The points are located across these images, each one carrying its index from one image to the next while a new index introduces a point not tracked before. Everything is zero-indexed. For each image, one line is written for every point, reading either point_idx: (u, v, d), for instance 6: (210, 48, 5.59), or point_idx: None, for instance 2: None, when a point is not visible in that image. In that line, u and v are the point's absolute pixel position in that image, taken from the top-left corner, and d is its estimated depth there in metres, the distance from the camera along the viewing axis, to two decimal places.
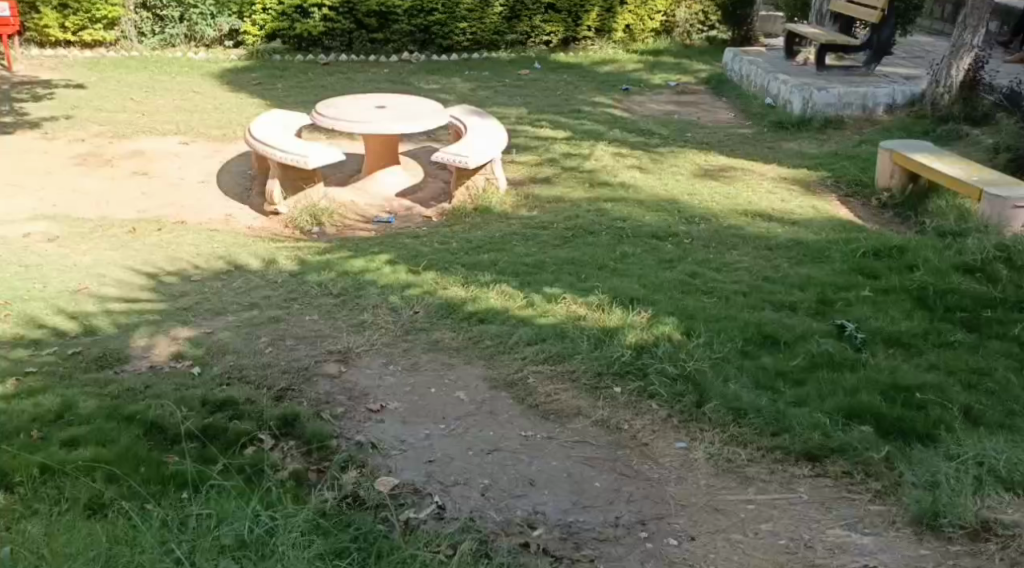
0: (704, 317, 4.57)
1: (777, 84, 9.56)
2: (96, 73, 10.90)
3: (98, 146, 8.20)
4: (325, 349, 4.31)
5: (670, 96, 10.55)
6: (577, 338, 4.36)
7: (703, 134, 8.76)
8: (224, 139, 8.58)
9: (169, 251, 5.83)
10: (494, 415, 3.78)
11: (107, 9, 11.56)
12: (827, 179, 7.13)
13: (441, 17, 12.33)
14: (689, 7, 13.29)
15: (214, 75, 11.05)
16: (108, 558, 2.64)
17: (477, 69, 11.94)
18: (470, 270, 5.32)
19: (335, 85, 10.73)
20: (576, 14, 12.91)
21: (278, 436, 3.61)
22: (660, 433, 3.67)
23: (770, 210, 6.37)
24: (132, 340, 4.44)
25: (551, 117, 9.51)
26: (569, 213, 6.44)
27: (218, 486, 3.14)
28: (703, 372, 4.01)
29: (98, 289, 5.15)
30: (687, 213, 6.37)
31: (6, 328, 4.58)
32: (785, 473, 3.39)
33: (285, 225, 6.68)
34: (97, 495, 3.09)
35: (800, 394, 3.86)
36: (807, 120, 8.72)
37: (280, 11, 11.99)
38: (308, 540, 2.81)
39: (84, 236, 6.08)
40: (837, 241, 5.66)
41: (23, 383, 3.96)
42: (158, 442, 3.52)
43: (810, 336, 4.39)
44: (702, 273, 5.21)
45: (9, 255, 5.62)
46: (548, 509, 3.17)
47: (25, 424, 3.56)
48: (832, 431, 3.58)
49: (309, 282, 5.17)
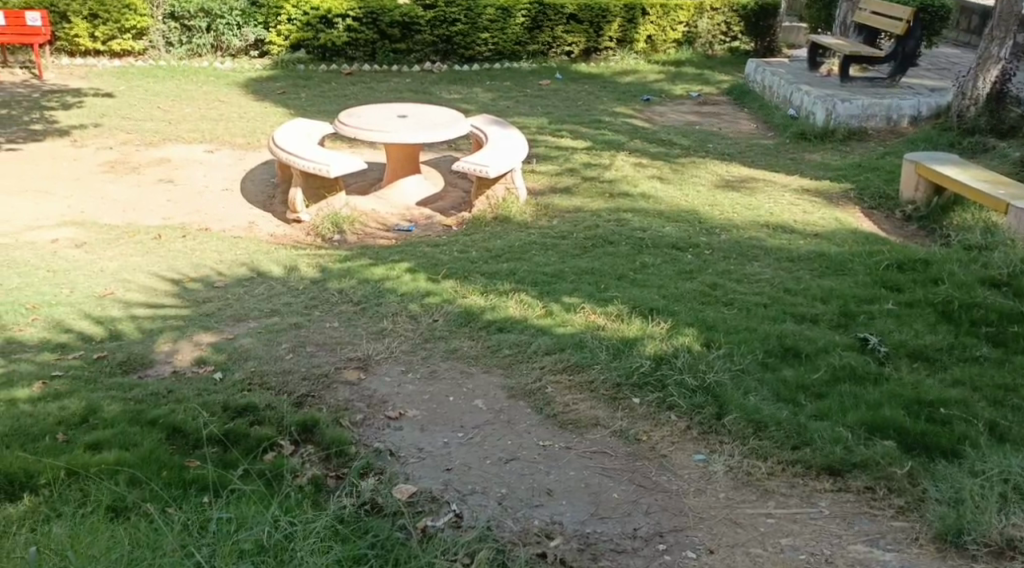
0: (724, 329, 4.55)
1: (799, 95, 9.52)
2: (123, 82, 11.05)
3: (125, 154, 8.30)
4: (345, 356, 4.33)
5: (691, 106, 10.54)
6: (596, 348, 4.36)
7: (725, 145, 8.73)
8: (248, 147, 8.66)
9: (193, 258, 5.88)
10: (512, 424, 3.78)
11: (135, 19, 11.74)
12: (850, 191, 7.08)
13: (463, 27, 12.39)
14: (711, 19, 13.34)
15: (240, 84, 11.17)
16: (131, 560, 2.66)
17: (498, 79, 12.00)
18: (489, 279, 5.34)
19: (358, 94, 10.80)
20: (598, 26, 12.86)
21: (298, 441, 3.64)
22: (679, 445, 3.65)
23: (791, 222, 6.34)
24: (156, 345, 4.48)
25: (572, 127, 9.52)
26: (589, 222, 6.45)
27: (239, 491, 3.18)
28: (723, 384, 3.99)
29: (123, 295, 5.21)
30: (708, 224, 6.35)
31: (34, 332, 4.64)
32: (806, 487, 3.36)
33: (307, 232, 6.73)
34: (120, 497, 3.12)
35: (822, 407, 3.84)
36: (831, 131, 8.68)
37: (304, 21, 12.11)
38: (327, 546, 2.83)
39: (110, 241, 6.15)
40: (860, 253, 5.62)
41: (48, 386, 4.01)
42: (180, 446, 3.55)
43: (832, 349, 4.35)
44: (723, 284, 5.19)
45: (37, 260, 5.71)
46: (565, 520, 3.16)
47: (50, 427, 3.60)
48: (854, 445, 3.55)
49: (330, 290, 5.21)
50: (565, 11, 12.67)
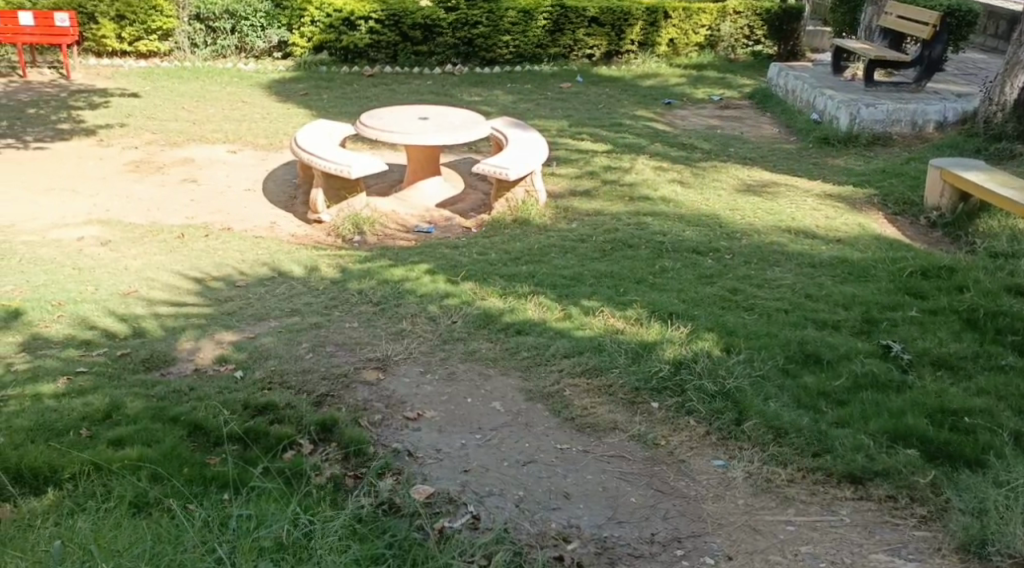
0: (745, 334, 4.52)
1: (822, 100, 9.45)
2: (148, 82, 11.16)
3: (149, 153, 8.37)
4: (364, 356, 4.35)
5: (713, 110, 10.49)
6: (615, 351, 4.34)
7: (746, 149, 8.69)
8: (270, 148, 8.71)
9: (215, 257, 5.92)
10: (530, 426, 3.78)
11: (161, 21, 11.81)
12: (873, 197, 7.02)
13: (485, 30, 12.42)
14: (734, 22, 13.29)
15: (263, 85, 11.26)
16: (153, 556, 2.69)
17: (520, 81, 12.00)
18: (508, 281, 5.34)
19: (380, 96, 10.85)
20: (619, 29, 12.85)
21: (317, 440, 3.65)
22: (697, 450, 3.63)
23: (813, 227, 6.30)
24: (179, 343, 4.52)
25: (593, 130, 9.51)
26: (608, 226, 6.43)
27: (259, 488, 3.19)
28: (743, 390, 3.97)
29: (147, 293, 5.25)
30: (729, 228, 6.33)
31: (60, 329, 4.69)
32: (826, 495, 3.34)
33: (328, 233, 6.76)
34: (143, 493, 3.15)
35: (843, 414, 3.81)
36: (855, 136, 8.62)
37: (327, 23, 12.18)
38: (345, 545, 2.85)
39: (134, 240, 6.20)
40: (883, 260, 5.58)
41: (73, 382, 4.05)
42: (201, 443, 3.58)
43: (853, 356, 4.32)
44: (743, 289, 5.17)
45: (63, 258, 5.77)
46: (583, 523, 3.16)
47: (74, 423, 3.64)
48: (875, 453, 3.52)
49: (350, 290, 5.23)
50: (587, 14, 12.66)
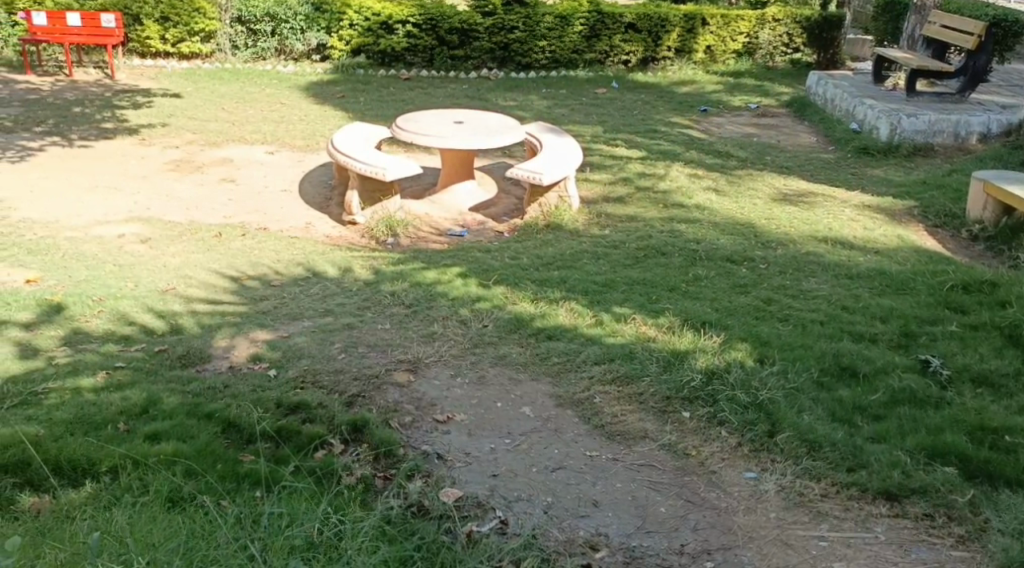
0: (778, 345, 4.47)
1: (862, 109, 9.32)
2: (190, 83, 11.32)
3: (188, 153, 8.48)
4: (395, 357, 4.37)
5: (749, 118, 10.40)
6: (646, 359, 4.32)
7: (783, 158, 8.60)
8: (306, 150, 8.79)
9: (251, 257, 5.98)
10: (560, 432, 3.77)
11: (204, 23, 11.95)
12: (914, 209, 6.91)
13: (521, 35, 12.44)
14: (773, 29, 13.18)
15: (301, 87, 11.39)
16: (187, 550, 2.72)
17: (554, 86, 12.01)
18: (541, 286, 5.33)
19: (415, 99, 10.93)
20: (656, 35, 12.84)
21: (348, 441, 3.67)
22: (728, 462, 3.60)
23: (850, 237, 6.23)
24: (215, 340, 4.57)
25: (627, 136, 9.47)
26: (641, 232, 6.40)
27: (292, 487, 3.22)
28: (777, 402, 3.93)
29: (185, 290, 5.33)
30: (764, 237, 6.27)
31: (100, 324, 4.77)
32: (861, 511, 3.29)
33: (362, 234, 6.81)
34: (177, 488, 3.19)
35: (880, 429, 3.75)
36: (895, 147, 8.50)
37: (366, 27, 12.30)
38: (374, 547, 2.88)
39: (173, 238, 6.29)
40: (923, 273, 5.49)
41: (111, 377, 4.12)
42: (234, 440, 3.63)
43: (891, 370, 4.25)
44: (778, 300, 5.12)
45: (104, 255, 5.86)
46: (611, 532, 3.15)
47: (112, 416, 3.70)
48: (912, 470, 3.47)
49: (383, 291, 5.26)
50: (623, 20, 12.69)
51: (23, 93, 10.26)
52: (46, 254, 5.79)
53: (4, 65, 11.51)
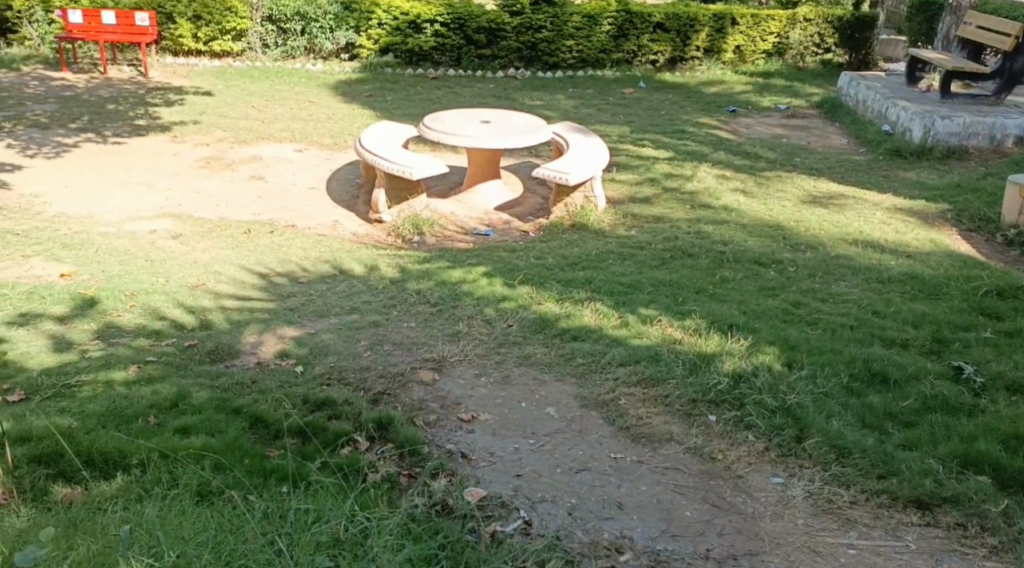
0: (807, 349, 4.42)
1: (895, 110, 9.20)
2: (221, 82, 11.41)
3: (219, 151, 8.55)
4: (420, 356, 4.37)
5: (779, 119, 10.31)
6: (672, 362, 4.29)
7: (813, 160, 8.52)
8: (334, 148, 8.83)
9: (279, 254, 6.02)
10: (584, 434, 3.75)
11: (236, 22, 12.04)
12: (947, 212, 6.81)
13: (549, 34, 12.42)
14: (804, 29, 13.05)
15: (330, 86, 11.45)
16: (216, 545, 2.75)
17: (582, 86, 11.98)
18: (566, 287, 5.31)
19: (442, 98, 10.95)
20: (684, 35, 12.77)
21: (374, 438, 3.68)
22: (755, 467, 3.56)
23: (881, 241, 6.15)
24: (243, 336, 4.61)
25: (654, 136, 9.42)
26: (668, 233, 6.37)
27: (318, 483, 3.24)
28: (805, 407, 3.89)
29: (214, 286, 5.37)
30: (793, 240, 6.20)
31: (131, 318, 4.82)
32: (890, 519, 3.25)
33: (388, 233, 6.82)
34: (206, 482, 3.21)
35: (911, 436, 3.70)
36: (929, 149, 8.37)
37: (394, 26, 12.36)
38: (399, 544, 2.88)
39: (204, 234, 6.34)
40: (956, 277, 5.41)
41: (142, 370, 4.16)
42: (262, 435, 3.65)
43: (922, 376, 4.19)
44: (807, 303, 5.07)
45: (136, 250, 5.92)
46: (635, 535, 3.13)
47: (143, 410, 3.74)
48: (944, 479, 3.42)
49: (408, 290, 5.27)
50: (652, 19, 12.64)
51: (58, 90, 10.40)
52: (80, 249, 5.86)
53: (40, 62, 11.66)
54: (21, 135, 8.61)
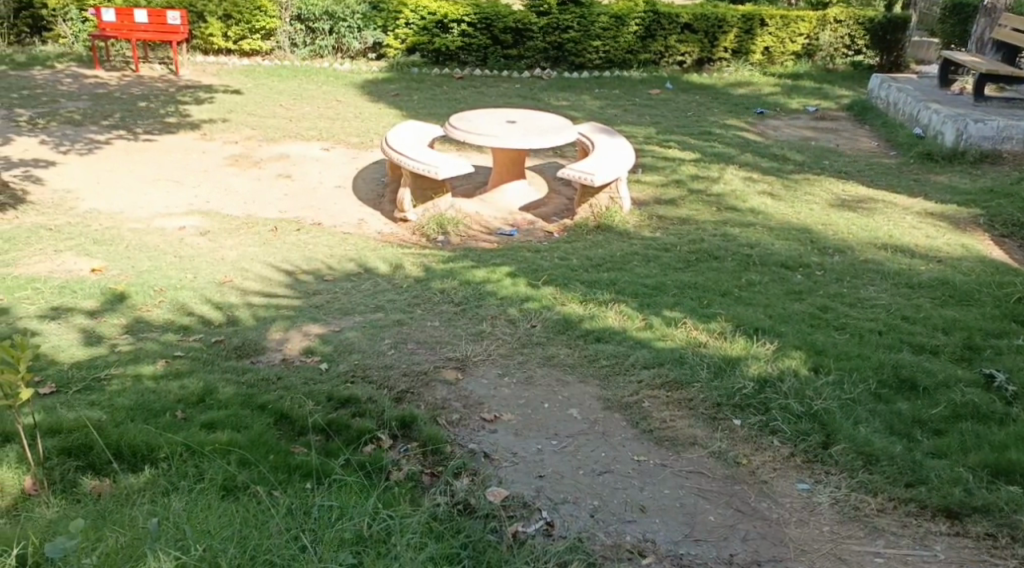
0: (834, 354, 4.38)
1: (927, 113, 9.07)
2: (250, 80, 11.50)
3: (247, 149, 8.62)
4: (444, 355, 4.37)
5: (807, 121, 10.23)
6: (697, 364, 4.26)
7: (841, 162, 8.44)
8: (361, 147, 8.87)
9: (305, 251, 6.05)
10: (607, 436, 3.74)
11: (265, 21, 12.12)
12: (979, 218, 6.72)
13: (576, 34, 12.41)
14: (834, 31, 12.92)
15: (357, 85, 11.50)
16: (241, 540, 2.76)
17: (608, 86, 11.95)
18: (590, 288, 5.30)
19: (469, 98, 10.97)
20: (712, 36, 12.73)
21: (397, 436, 3.69)
22: (781, 472, 3.53)
23: (911, 245, 6.08)
24: (270, 333, 4.64)
25: (681, 137, 9.37)
26: (693, 235, 6.33)
27: (342, 480, 3.25)
28: (832, 413, 3.85)
29: (241, 283, 5.41)
30: (821, 243, 6.14)
31: (161, 313, 4.87)
32: (919, 528, 3.21)
33: (413, 232, 6.83)
34: (231, 476, 3.23)
35: (940, 444, 3.65)
36: (961, 153, 8.26)
37: (421, 26, 12.39)
38: (422, 543, 2.89)
39: (232, 231, 6.39)
40: (988, 284, 5.34)
41: (171, 365, 4.20)
42: (287, 431, 3.67)
43: (953, 383, 4.13)
44: (834, 307, 5.01)
45: (165, 247, 5.98)
46: (658, 538, 3.12)
47: (170, 404, 3.77)
48: (974, 488, 3.37)
49: (432, 289, 5.28)
50: (679, 20, 12.60)
51: (91, 88, 10.52)
52: (111, 245, 5.93)
53: (74, 60, 11.82)
54: (54, 132, 8.72)
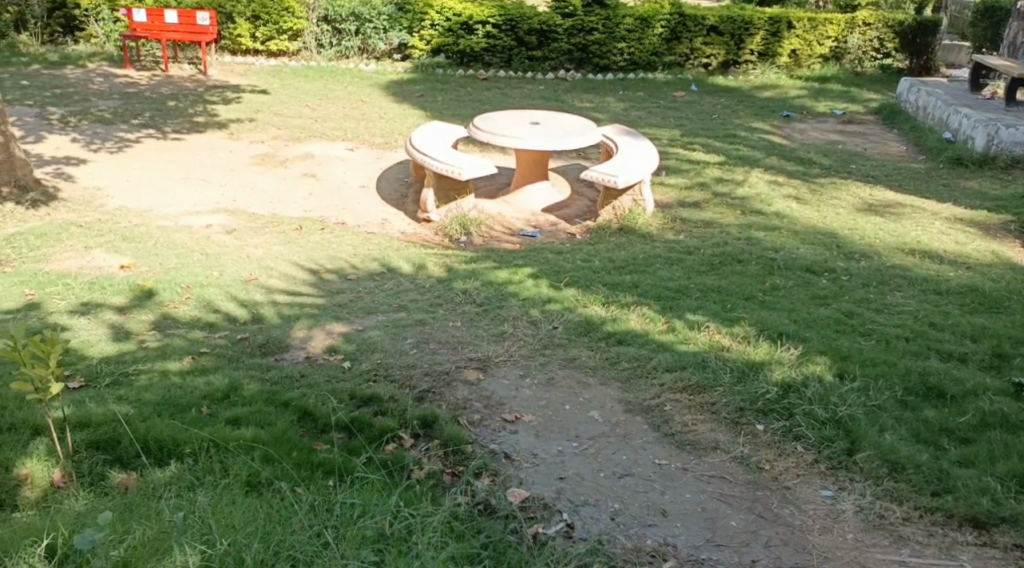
0: (859, 360, 4.34)
1: (957, 118, 8.97)
2: (276, 80, 11.59)
3: (273, 148, 8.69)
4: (466, 356, 4.38)
5: (834, 125, 10.14)
6: (720, 368, 4.24)
7: (869, 166, 8.36)
8: (385, 147, 8.91)
9: (329, 251, 6.08)
10: (628, 439, 3.73)
11: (293, 22, 12.20)
12: (1009, 224, 6.63)
13: (600, 36, 12.40)
14: (863, 34, 12.78)
15: (382, 86, 11.55)
16: (264, 534, 2.79)
17: (632, 89, 11.92)
18: (613, 290, 5.28)
19: (493, 99, 10.99)
20: (738, 38, 12.65)
21: (419, 436, 3.70)
22: (804, 478, 3.50)
23: (940, 251, 6.01)
24: (293, 331, 4.66)
25: (705, 140, 9.32)
26: (717, 238, 6.30)
27: (365, 478, 3.26)
28: (856, 419, 3.81)
29: (266, 281, 5.45)
30: (847, 248, 6.09)
31: (187, 310, 4.92)
32: (945, 538, 3.17)
33: (436, 233, 6.85)
34: (255, 472, 3.26)
35: (967, 452, 3.60)
36: (992, 158, 8.17)
37: (446, 28, 12.42)
38: (443, 543, 2.89)
39: (257, 230, 6.44)
40: (1018, 291, 5.26)
41: (196, 361, 4.24)
42: (309, 428, 3.69)
43: (981, 392, 4.08)
44: (859, 313, 4.97)
45: (192, 244, 6.04)
46: (679, 542, 3.11)
47: (195, 400, 3.80)
48: (1001, 498, 3.32)
49: (455, 289, 5.29)
50: (705, 22, 12.56)
51: (121, 87, 10.64)
52: (139, 242, 6.00)
53: (105, 59, 11.96)
54: (85, 130, 8.84)
